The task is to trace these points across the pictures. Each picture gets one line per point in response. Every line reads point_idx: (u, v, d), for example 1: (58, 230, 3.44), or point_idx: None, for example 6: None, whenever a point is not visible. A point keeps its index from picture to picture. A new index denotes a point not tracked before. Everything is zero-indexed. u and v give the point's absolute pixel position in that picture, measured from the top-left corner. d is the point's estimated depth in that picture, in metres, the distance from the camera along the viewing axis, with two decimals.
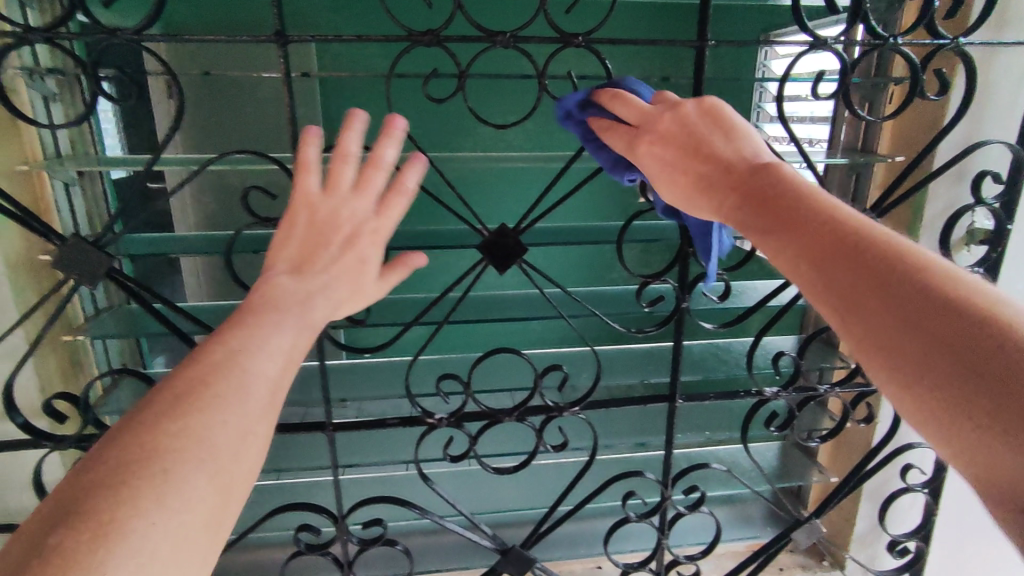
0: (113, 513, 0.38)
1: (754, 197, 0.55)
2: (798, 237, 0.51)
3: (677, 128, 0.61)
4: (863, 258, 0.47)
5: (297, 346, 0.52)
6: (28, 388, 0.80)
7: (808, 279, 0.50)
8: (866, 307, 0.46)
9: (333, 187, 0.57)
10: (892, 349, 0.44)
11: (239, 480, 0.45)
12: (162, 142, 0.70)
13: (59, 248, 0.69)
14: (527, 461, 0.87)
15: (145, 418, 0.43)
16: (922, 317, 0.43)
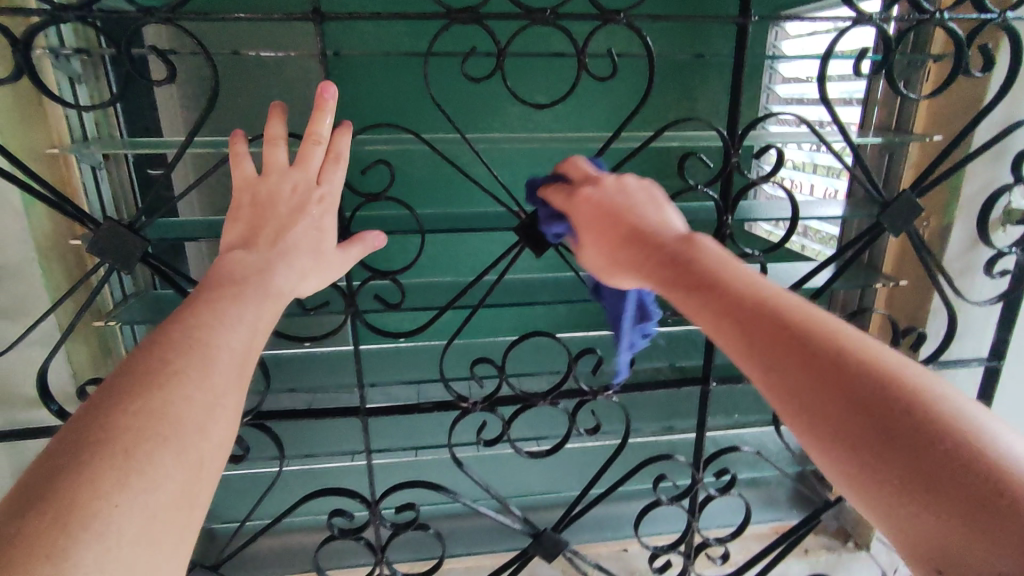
0: (75, 498, 0.43)
1: (677, 261, 0.54)
2: (724, 308, 0.50)
3: (611, 191, 0.62)
4: (787, 329, 0.47)
5: (253, 330, 0.58)
6: (61, 374, 0.80)
7: (735, 349, 0.49)
8: (795, 379, 0.45)
9: (273, 167, 0.67)
10: (823, 423, 0.43)
11: (204, 459, 0.51)
12: (198, 121, 0.68)
13: (93, 232, 0.68)
14: (561, 444, 0.87)
15: (104, 409, 0.48)
16: (850, 392, 0.43)
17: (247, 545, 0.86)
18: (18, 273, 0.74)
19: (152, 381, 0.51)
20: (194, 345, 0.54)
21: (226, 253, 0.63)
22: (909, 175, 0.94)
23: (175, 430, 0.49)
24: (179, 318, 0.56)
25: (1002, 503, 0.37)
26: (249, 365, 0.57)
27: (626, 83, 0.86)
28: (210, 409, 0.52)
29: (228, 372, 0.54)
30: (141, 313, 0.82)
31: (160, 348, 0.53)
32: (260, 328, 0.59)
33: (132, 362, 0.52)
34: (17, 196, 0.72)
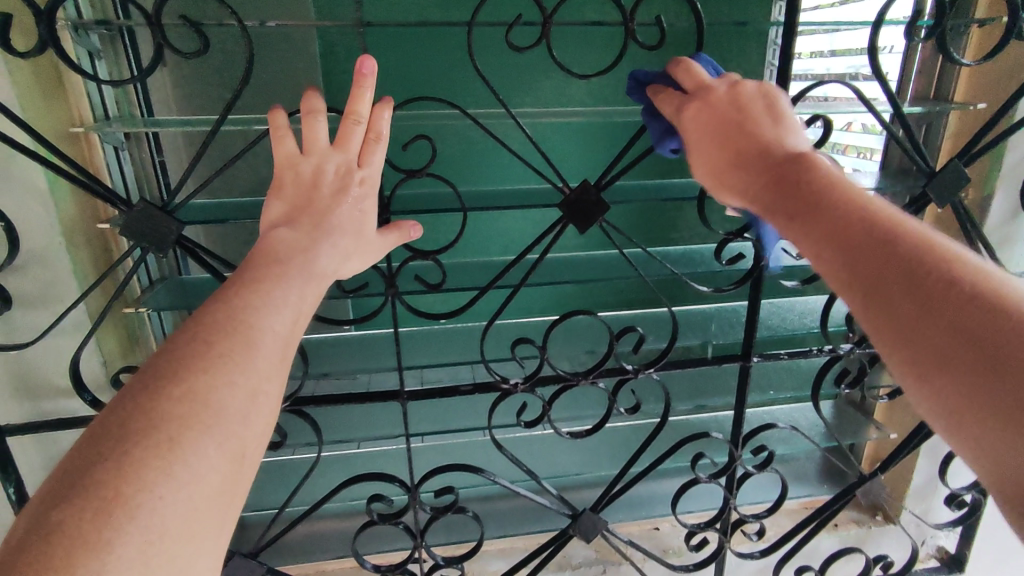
0: (119, 489, 0.42)
1: (786, 182, 0.54)
2: (827, 223, 0.50)
3: (726, 104, 0.61)
4: (899, 252, 0.47)
5: (296, 314, 0.56)
6: (93, 363, 0.78)
7: (836, 272, 0.50)
8: (897, 301, 0.46)
9: (312, 145, 0.64)
10: (920, 346, 0.44)
11: (245, 447, 0.49)
12: (232, 98, 0.66)
13: (125, 215, 0.65)
14: (601, 424, 0.85)
15: (148, 392, 0.47)
16: (951, 315, 0.43)
17: (286, 531, 0.85)
18: (45, 260, 0.71)
19: (194, 366, 0.49)
20: (237, 328, 0.52)
21: (268, 231, 0.60)
22: (948, 145, 0.92)
23: (217, 419, 0.47)
24: (222, 298, 0.54)
25: None
26: (291, 350, 0.55)
27: (664, 52, 0.83)
28: (252, 396, 0.50)
29: (270, 359, 0.52)
30: (170, 300, 0.80)
31: (203, 330, 0.51)
32: (302, 311, 0.57)
33: (176, 344, 0.50)
34: (42, 178, 0.68)
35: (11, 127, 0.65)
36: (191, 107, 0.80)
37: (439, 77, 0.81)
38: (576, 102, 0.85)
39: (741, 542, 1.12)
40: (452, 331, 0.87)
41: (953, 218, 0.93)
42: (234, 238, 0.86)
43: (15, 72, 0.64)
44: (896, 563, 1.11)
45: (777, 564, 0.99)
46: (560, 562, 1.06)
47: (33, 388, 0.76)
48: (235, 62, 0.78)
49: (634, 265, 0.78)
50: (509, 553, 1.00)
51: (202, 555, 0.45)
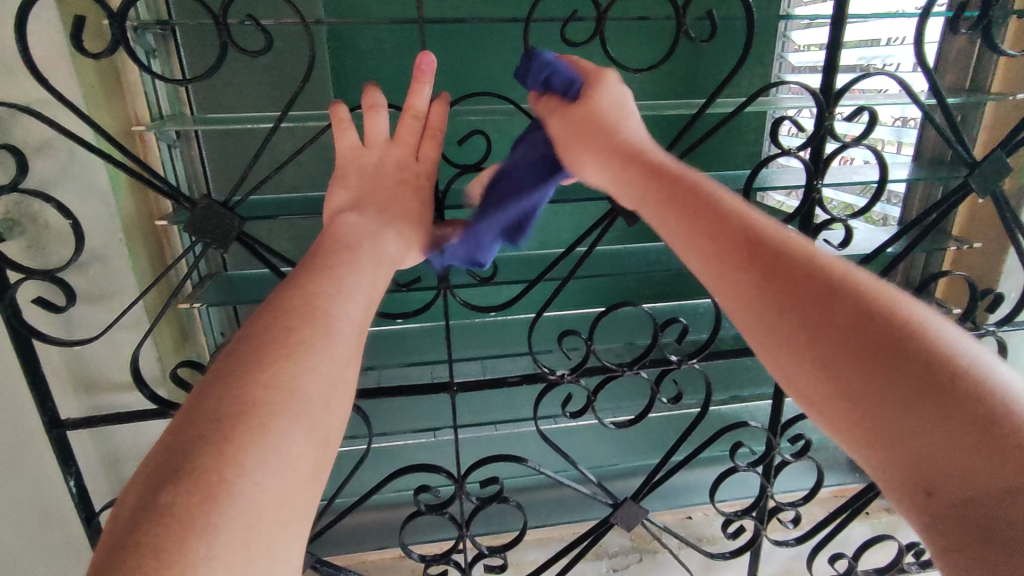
0: (220, 474, 0.40)
1: (655, 176, 0.54)
2: (707, 221, 0.49)
3: (618, 95, 0.61)
4: (772, 243, 0.47)
5: (368, 300, 0.56)
6: (150, 359, 0.79)
7: (717, 263, 0.48)
8: (781, 292, 0.45)
9: (373, 139, 0.65)
10: (809, 340, 0.44)
11: (328, 435, 0.48)
12: (298, 92, 0.69)
13: (190, 212, 0.67)
14: (644, 414, 0.85)
15: (235, 378, 0.46)
16: (832, 312, 0.43)
17: (334, 523, 0.86)
18: (104, 257, 0.72)
19: (279, 353, 0.48)
20: (316, 315, 0.51)
21: (336, 217, 0.62)
22: (984, 136, 0.93)
23: (306, 406, 0.46)
24: (297, 286, 0.53)
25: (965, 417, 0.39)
26: (366, 336, 0.54)
27: (706, 46, 0.84)
28: (332, 384, 0.49)
29: (347, 345, 0.51)
30: (219, 295, 0.80)
31: (284, 317, 0.50)
32: (373, 300, 0.57)
33: (256, 330, 0.50)
34: (103, 175, 0.69)
35: (78, 124, 0.66)
36: (240, 106, 0.80)
37: (487, 73, 0.82)
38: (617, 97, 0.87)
39: (775, 530, 1.14)
40: (501, 324, 0.91)
41: (990, 208, 0.94)
42: (281, 233, 0.87)
43: (81, 71, 0.65)
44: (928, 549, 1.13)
45: (813, 551, 1.00)
46: (596, 551, 1.08)
47: (94, 381, 0.78)
48: (286, 61, 0.78)
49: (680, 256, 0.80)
50: (547, 542, 1.01)
51: (294, 540, 0.43)
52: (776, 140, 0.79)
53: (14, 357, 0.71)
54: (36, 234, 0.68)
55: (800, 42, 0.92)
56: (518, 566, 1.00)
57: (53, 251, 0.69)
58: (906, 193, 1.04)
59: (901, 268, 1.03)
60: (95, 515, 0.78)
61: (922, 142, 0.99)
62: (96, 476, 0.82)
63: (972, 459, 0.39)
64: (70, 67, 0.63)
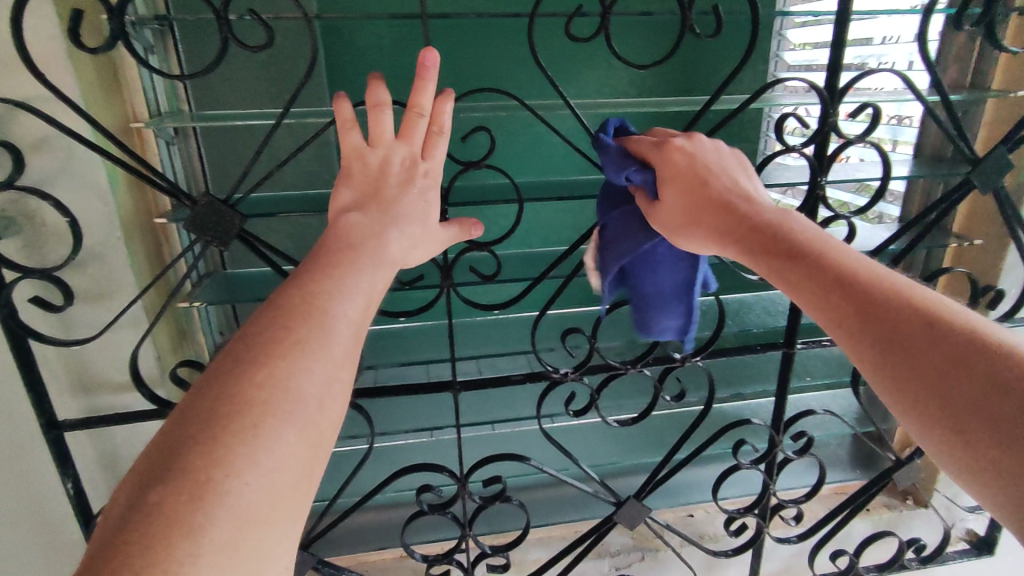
0: (209, 474, 0.39)
1: (766, 234, 0.54)
2: (812, 271, 0.51)
3: (701, 149, 0.61)
4: (906, 306, 0.47)
5: (368, 297, 0.55)
6: (148, 359, 0.77)
7: (847, 326, 0.49)
8: (914, 352, 0.46)
9: (375, 136, 0.65)
10: (943, 395, 0.45)
11: (323, 435, 0.46)
12: (298, 89, 0.68)
13: (191, 210, 0.66)
14: (648, 413, 0.85)
15: (231, 376, 0.44)
16: (942, 359, 0.45)
17: (335, 524, 0.85)
18: (102, 256, 0.71)
19: (275, 350, 0.46)
20: (314, 312, 0.49)
21: (338, 214, 0.61)
22: (984, 133, 0.93)
23: (301, 405, 0.44)
24: (297, 283, 0.52)
25: None
26: (366, 334, 0.53)
27: (708, 43, 0.84)
28: (328, 384, 0.47)
29: (346, 344, 0.50)
30: (218, 294, 0.79)
31: (282, 314, 0.49)
32: (373, 297, 0.55)
33: (255, 328, 0.48)
34: (102, 172, 0.68)
35: (75, 120, 0.65)
36: (239, 103, 0.79)
37: (489, 70, 0.82)
38: (618, 94, 0.86)
39: (777, 527, 1.14)
40: (502, 323, 0.90)
41: (991, 204, 0.94)
42: (281, 231, 0.86)
43: (78, 67, 0.63)
44: (929, 546, 1.13)
45: (815, 548, 1.00)
46: (598, 550, 1.07)
47: (90, 381, 0.76)
48: (286, 57, 0.77)
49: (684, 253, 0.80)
50: (548, 541, 1.00)
51: (285, 541, 0.41)
52: (779, 136, 0.78)
53: (11, 357, 0.69)
54: (33, 234, 0.67)
55: (795, 41, 0.92)
56: (520, 566, 0.99)
57: (49, 250, 0.68)
58: (906, 191, 1.04)
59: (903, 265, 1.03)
60: (93, 517, 0.76)
61: (922, 139, 0.99)
62: (94, 478, 0.81)
63: None
64: (68, 63, 0.62)
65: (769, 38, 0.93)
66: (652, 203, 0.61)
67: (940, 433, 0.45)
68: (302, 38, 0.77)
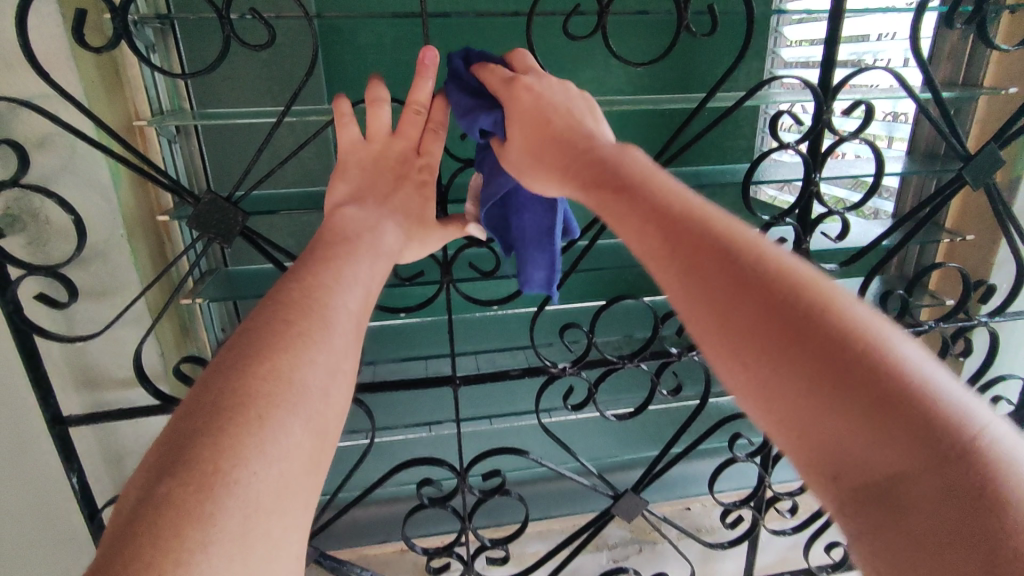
0: (217, 464, 0.39)
1: (595, 165, 0.49)
2: (638, 201, 0.44)
3: (549, 88, 0.58)
4: (711, 224, 0.40)
5: (366, 292, 0.56)
6: (151, 354, 0.79)
7: (648, 248, 0.42)
8: (703, 270, 0.38)
9: (375, 132, 0.66)
10: (724, 316, 0.37)
11: (327, 426, 0.47)
12: (300, 87, 0.69)
13: (194, 207, 0.67)
14: (645, 406, 0.86)
15: (235, 369, 0.45)
16: (768, 295, 0.36)
17: (337, 517, 0.86)
18: (106, 253, 0.72)
19: (277, 344, 0.47)
20: (314, 307, 0.50)
21: (339, 210, 0.62)
22: (977, 129, 0.95)
23: (304, 397, 0.45)
24: (296, 278, 0.53)
25: (922, 424, 0.31)
26: (364, 328, 0.54)
27: (704, 41, 0.85)
28: (331, 375, 0.48)
29: (347, 337, 0.51)
30: (220, 290, 0.80)
31: (283, 308, 0.49)
32: (370, 291, 0.57)
33: (256, 322, 0.49)
34: (105, 170, 0.69)
35: (78, 118, 0.66)
36: (240, 101, 0.80)
37: None
38: (615, 92, 0.87)
39: (773, 519, 1.16)
40: (501, 318, 0.91)
41: (983, 199, 0.95)
42: (281, 228, 0.87)
43: (81, 66, 0.64)
44: None
45: (811, 540, 1.02)
46: (597, 542, 1.09)
47: (94, 377, 0.77)
48: (287, 56, 0.78)
49: None
50: (547, 534, 1.02)
51: (293, 529, 0.42)
52: (775, 133, 0.79)
53: (16, 353, 0.70)
54: (38, 231, 0.68)
55: (790, 38, 0.93)
56: (519, 558, 1.01)
57: (54, 246, 0.69)
58: (900, 187, 1.05)
59: (896, 260, 1.05)
60: (98, 511, 0.77)
61: (916, 136, 1.00)
62: (98, 473, 0.82)
63: (947, 503, 0.30)
64: (71, 61, 0.63)
65: (762, 37, 0.94)
66: (502, 144, 0.60)
67: (726, 360, 0.37)
68: (302, 36, 0.77)
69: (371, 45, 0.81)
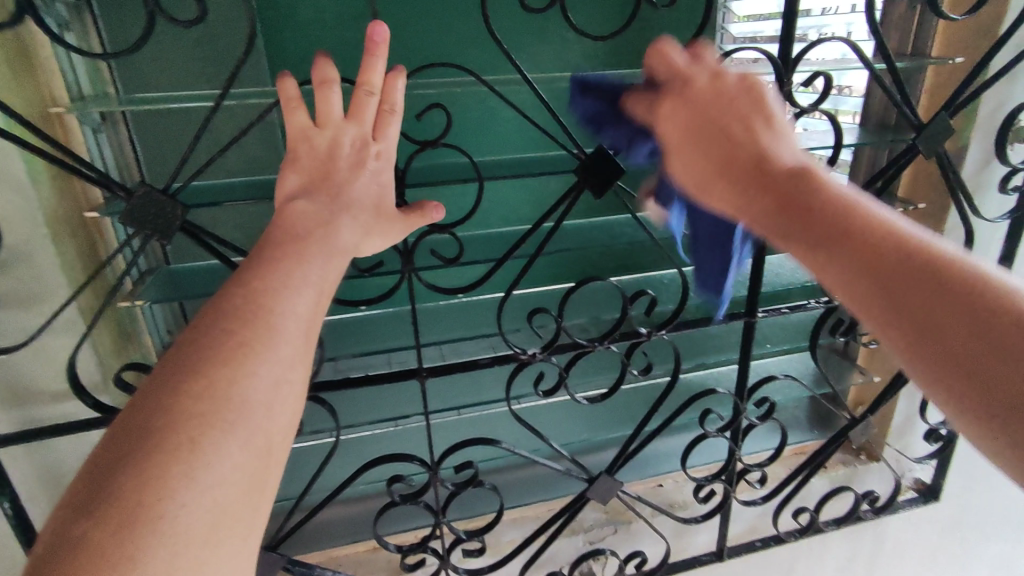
0: (138, 498, 0.37)
1: (794, 201, 0.52)
2: (844, 245, 0.49)
3: (708, 102, 0.58)
4: (936, 275, 0.45)
5: (320, 292, 0.53)
6: (89, 362, 0.73)
7: (864, 297, 0.48)
8: (936, 323, 0.45)
9: (325, 116, 0.61)
10: (963, 367, 0.44)
11: (271, 443, 0.45)
12: (238, 67, 0.62)
13: (126, 201, 0.61)
14: (616, 388, 0.85)
15: (165, 390, 0.42)
16: (996, 338, 0.42)
17: (304, 521, 0.83)
18: (29, 254, 0.65)
19: (215, 358, 0.44)
20: (261, 313, 0.48)
21: (287, 203, 0.59)
22: (925, 99, 0.97)
23: (242, 415, 0.43)
24: (242, 282, 0.50)
25: None
26: (316, 332, 0.51)
27: (660, 14, 0.83)
28: (275, 387, 0.46)
29: (297, 343, 0.49)
30: (162, 291, 0.74)
31: (221, 318, 0.47)
32: (325, 291, 0.54)
33: (193, 335, 0.46)
34: (19, 163, 0.62)
35: None
36: (171, 83, 0.73)
37: (441, 44, 0.79)
38: (572, 69, 0.85)
39: (742, 490, 1.18)
40: (466, 306, 0.89)
41: (933, 168, 0.97)
42: (226, 220, 0.81)
43: None
44: (880, 496, 1.20)
45: (779, 508, 1.04)
46: (572, 527, 1.07)
47: (22, 393, 0.71)
48: (225, 35, 0.72)
49: (645, 227, 0.80)
50: (522, 521, 1.01)
51: (232, 556, 0.41)
52: None
53: None
54: None
55: (739, 13, 0.91)
56: (495, 548, 1.00)
57: None
58: (854, 159, 1.06)
59: None
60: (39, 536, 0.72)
61: (869, 105, 1.01)
62: (34, 494, 0.76)
63: None
64: None
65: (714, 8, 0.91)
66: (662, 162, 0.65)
67: (960, 400, 0.44)
68: (237, 13, 0.72)
69: (314, 20, 0.76)
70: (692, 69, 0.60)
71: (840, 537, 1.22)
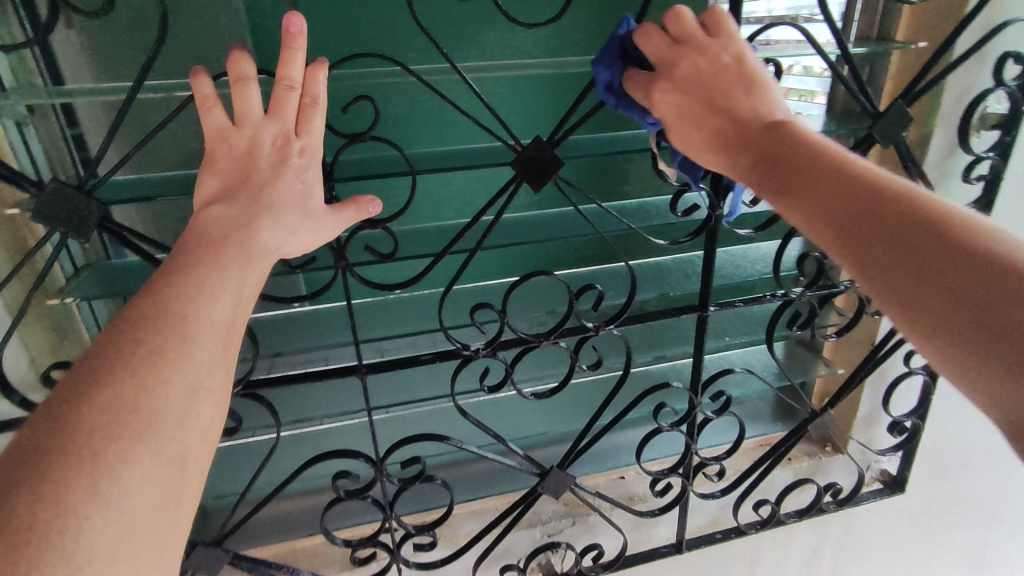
0: (35, 516, 0.36)
1: (771, 156, 0.58)
2: (805, 192, 0.54)
3: (693, 78, 0.62)
4: (880, 207, 0.49)
5: (238, 298, 0.52)
6: (18, 360, 0.74)
7: (824, 233, 0.53)
8: (875, 255, 0.49)
9: (243, 114, 0.60)
10: (896, 290, 0.47)
11: (188, 452, 0.44)
12: (152, 60, 0.61)
13: (38, 196, 0.60)
14: (565, 383, 0.84)
15: (67, 405, 0.41)
16: (923, 259, 0.46)
17: (247, 519, 0.82)
18: None
19: (123, 369, 0.43)
20: (173, 322, 0.47)
21: (202, 209, 0.57)
22: (890, 85, 0.94)
23: (154, 426, 0.42)
24: (150, 292, 0.49)
25: None
26: (233, 339, 0.51)
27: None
28: (192, 394, 0.45)
29: (212, 350, 0.48)
30: (94, 287, 0.73)
31: (129, 328, 0.46)
32: (244, 296, 0.53)
33: (99, 348, 0.45)
34: None
35: None
36: (97, 76, 0.72)
37: (380, 31, 0.76)
38: (521, 55, 0.82)
39: (703, 483, 1.17)
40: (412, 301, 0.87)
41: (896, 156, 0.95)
42: (164, 215, 0.80)
43: None
44: (845, 488, 1.19)
45: (739, 501, 1.02)
46: (530, 518, 1.07)
47: None
48: (149, 25, 0.70)
49: (590, 221, 0.78)
50: (480, 514, 1.00)
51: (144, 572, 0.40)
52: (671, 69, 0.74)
53: None
54: None
55: None
56: (451, 540, 1.00)
57: None
58: None
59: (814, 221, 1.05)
60: None
61: (833, 95, 0.98)
62: None
63: None
64: None
65: None
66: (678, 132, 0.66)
67: (900, 316, 0.48)
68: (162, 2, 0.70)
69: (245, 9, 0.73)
70: (675, 49, 0.63)
71: (806, 528, 1.22)
